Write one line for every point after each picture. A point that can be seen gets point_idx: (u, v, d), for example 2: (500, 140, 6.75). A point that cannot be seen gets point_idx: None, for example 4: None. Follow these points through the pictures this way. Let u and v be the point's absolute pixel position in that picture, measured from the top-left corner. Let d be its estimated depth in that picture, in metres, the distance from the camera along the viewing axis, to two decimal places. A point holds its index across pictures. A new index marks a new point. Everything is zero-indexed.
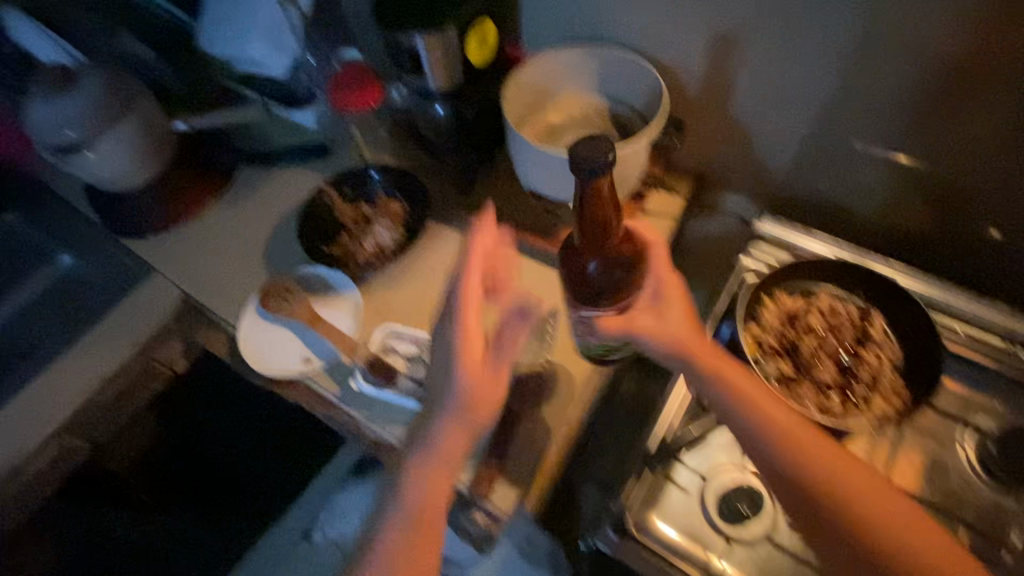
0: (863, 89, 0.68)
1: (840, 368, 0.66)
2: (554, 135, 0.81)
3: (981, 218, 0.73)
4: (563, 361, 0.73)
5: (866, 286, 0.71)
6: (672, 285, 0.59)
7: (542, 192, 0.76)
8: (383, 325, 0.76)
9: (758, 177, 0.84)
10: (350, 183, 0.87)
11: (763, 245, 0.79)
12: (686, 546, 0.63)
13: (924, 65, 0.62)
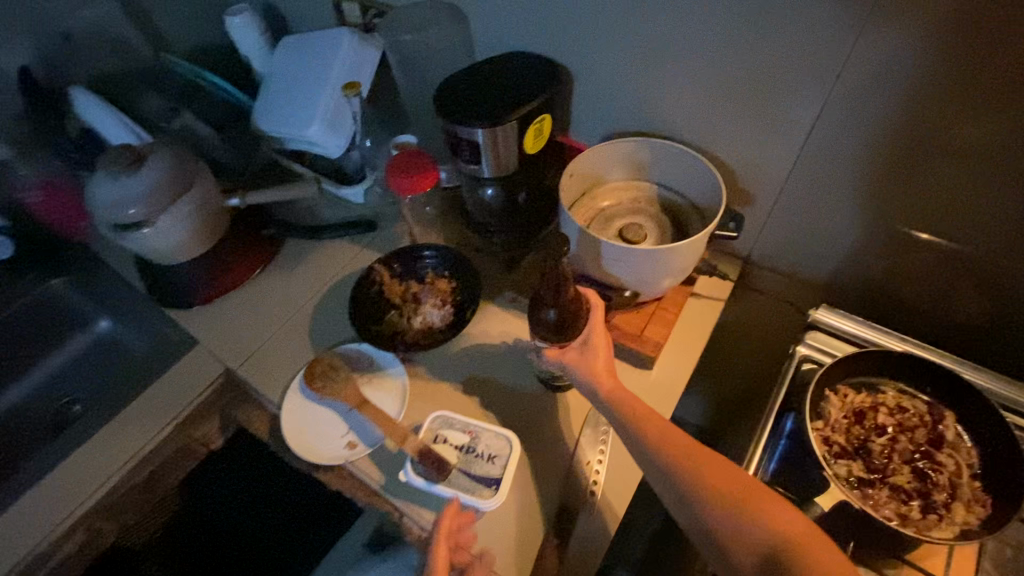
0: (888, 176, 0.69)
1: (916, 471, 0.63)
2: (604, 221, 0.83)
3: None
4: (618, 454, 0.71)
5: (932, 382, 0.69)
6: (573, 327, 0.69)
7: (595, 276, 0.76)
8: (433, 412, 0.74)
9: (805, 262, 0.85)
10: (399, 259, 0.87)
11: (819, 334, 0.78)
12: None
13: (952, 137, 0.62)
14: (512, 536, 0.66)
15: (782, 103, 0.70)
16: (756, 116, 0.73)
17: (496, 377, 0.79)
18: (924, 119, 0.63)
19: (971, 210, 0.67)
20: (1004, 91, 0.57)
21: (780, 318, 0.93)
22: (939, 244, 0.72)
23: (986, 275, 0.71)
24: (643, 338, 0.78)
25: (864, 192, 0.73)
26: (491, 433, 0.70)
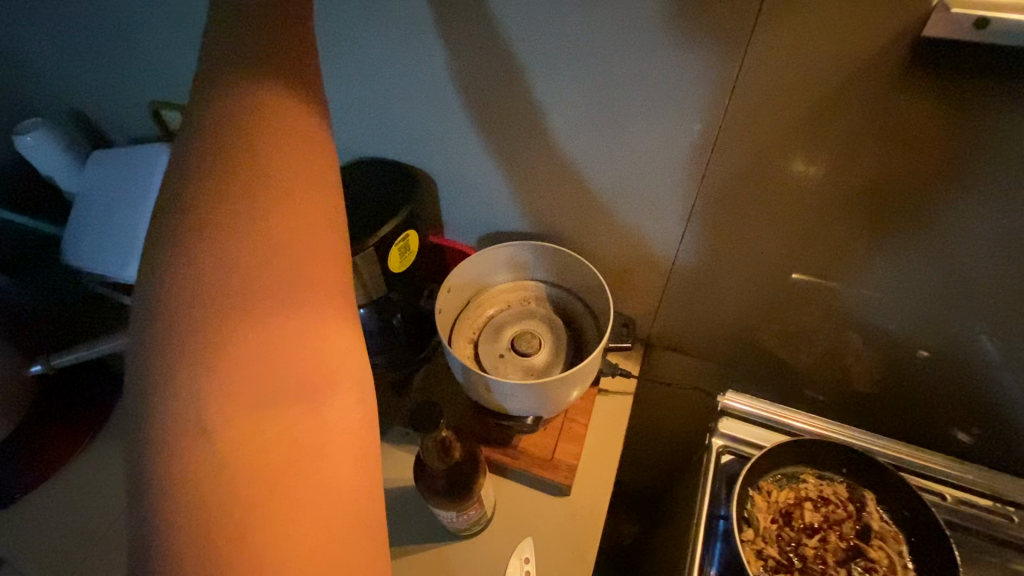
0: (757, 213, 0.65)
1: (850, 574, 0.60)
2: (494, 330, 0.74)
3: (922, 357, 0.72)
4: None
5: (846, 462, 0.67)
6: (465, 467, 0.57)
7: (490, 404, 0.67)
8: None
9: (704, 337, 0.82)
10: None
11: (733, 421, 0.74)
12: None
13: (835, 189, 0.59)
14: None
15: (628, 173, 0.66)
16: (626, 168, 0.66)
17: (394, 540, 0.67)
18: (753, 174, 0.61)
19: (820, 248, 0.66)
20: (875, 124, 0.53)
21: (692, 392, 0.90)
22: (806, 287, 0.71)
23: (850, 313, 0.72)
24: (554, 460, 0.70)
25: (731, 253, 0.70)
26: None
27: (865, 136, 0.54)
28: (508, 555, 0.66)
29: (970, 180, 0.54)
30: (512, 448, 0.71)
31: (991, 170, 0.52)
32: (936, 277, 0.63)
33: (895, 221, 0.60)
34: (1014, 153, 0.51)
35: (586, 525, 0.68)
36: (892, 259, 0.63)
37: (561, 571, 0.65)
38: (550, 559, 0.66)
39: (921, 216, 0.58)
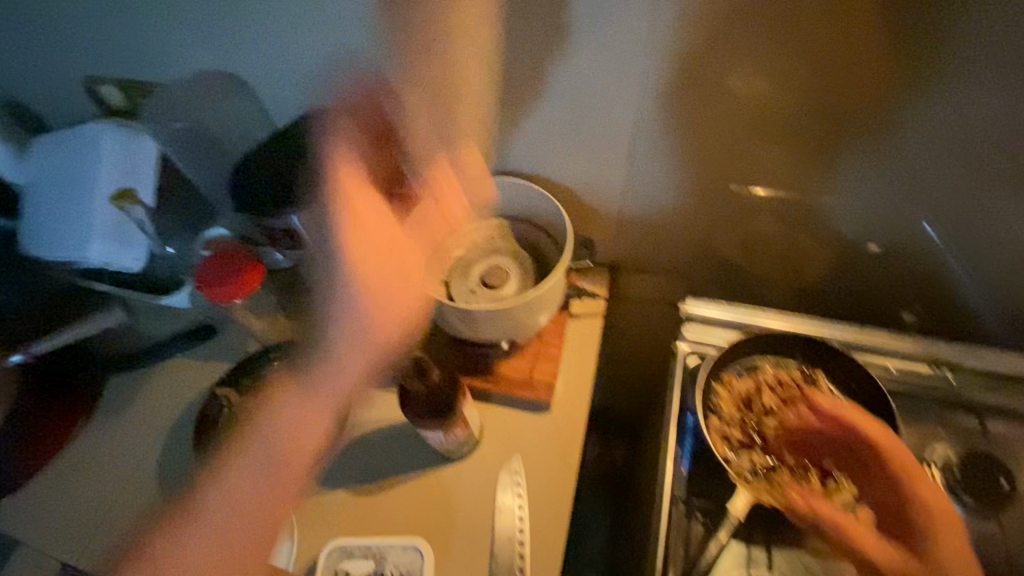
0: (720, 128, 0.68)
1: (807, 444, 0.66)
2: (463, 270, 0.77)
3: (869, 246, 0.78)
4: (535, 515, 0.68)
5: (798, 347, 0.72)
6: (444, 386, 0.61)
7: (466, 336, 0.70)
8: (329, 542, 0.65)
9: (665, 255, 0.86)
10: (246, 372, 0.76)
11: (695, 326, 0.78)
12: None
13: (785, 91, 0.63)
14: None
15: (589, 99, 0.67)
16: (592, 98, 0.67)
17: (392, 470, 0.72)
18: (709, 83, 0.63)
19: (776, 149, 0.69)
20: (824, 20, 0.56)
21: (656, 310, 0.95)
22: (758, 193, 0.75)
23: (801, 209, 0.77)
24: (532, 382, 0.75)
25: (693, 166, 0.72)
26: (397, 547, 0.63)
27: (807, 21, 0.56)
28: (499, 470, 0.71)
29: (912, 64, 0.58)
30: (492, 375, 0.75)
31: (930, 50, 0.56)
32: (883, 166, 0.68)
33: (845, 117, 0.64)
34: (951, 36, 0.55)
35: (568, 434, 0.73)
36: (844, 155, 0.68)
37: (549, 476, 0.71)
38: (538, 467, 0.71)
39: (870, 107, 0.62)
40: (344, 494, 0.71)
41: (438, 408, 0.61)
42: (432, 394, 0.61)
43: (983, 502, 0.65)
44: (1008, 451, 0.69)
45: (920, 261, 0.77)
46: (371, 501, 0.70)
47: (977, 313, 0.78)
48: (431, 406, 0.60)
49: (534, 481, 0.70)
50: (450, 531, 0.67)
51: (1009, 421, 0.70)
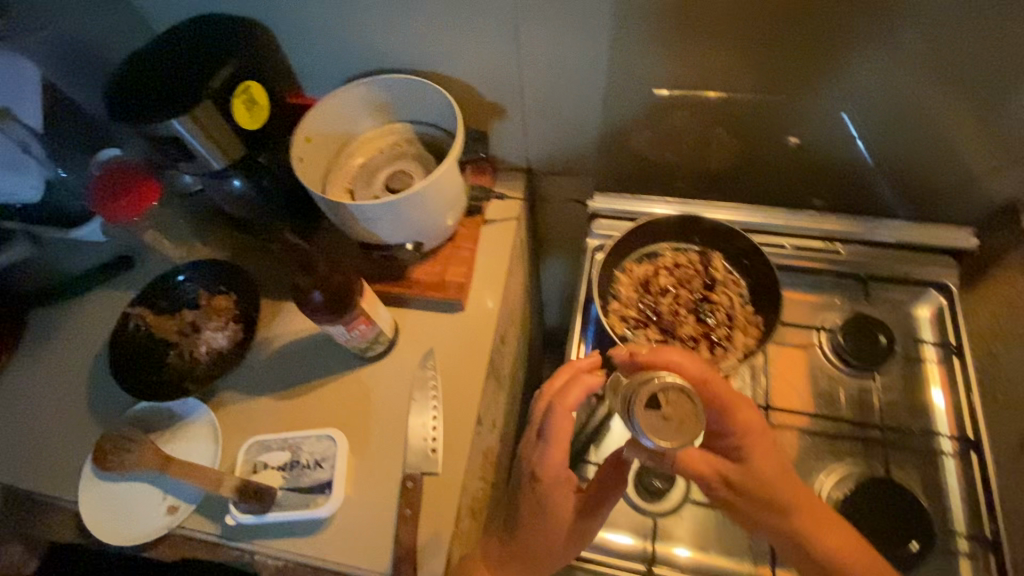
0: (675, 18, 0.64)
1: (699, 318, 0.69)
2: (367, 177, 0.76)
3: (782, 131, 0.78)
4: (449, 406, 0.71)
5: (698, 232, 0.75)
6: (352, 286, 0.62)
7: (370, 240, 0.71)
8: (249, 439, 0.68)
9: (580, 156, 0.85)
10: (162, 294, 0.77)
11: (602, 221, 0.80)
12: (615, 551, 0.65)
13: None
14: (368, 528, 0.64)
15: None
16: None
17: (312, 376, 0.74)
18: None
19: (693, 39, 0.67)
20: None
21: (579, 215, 0.96)
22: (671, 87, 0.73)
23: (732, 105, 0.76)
24: (444, 283, 0.76)
25: (594, 60, 0.70)
26: (311, 437, 0.67)
27: None
28: (415, 368, 0.74)
29: None
30: (405, 280, 0.77)
31: None
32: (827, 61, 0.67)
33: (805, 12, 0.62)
34: None
35: (482, 332, 0.76)
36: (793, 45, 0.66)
37: (463, 370, 0.73)
38: (453, 363, 0.74)
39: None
40: (267, 400, 0.73)
41: (342, 306, 0.61)
42: (338, 294, 0.60)
43: (867, 360, 0.68)
44: (896, 315, 0.73)
45: (830, 143, 0.77)
46: (292, 404, 0.72)
47: (875, 188, 0.80)
48: (336, 305, 0.60)
49: (449, 375, 0.73)
50: (368, 424, 0.70)
51: (899, 288, 0.73)
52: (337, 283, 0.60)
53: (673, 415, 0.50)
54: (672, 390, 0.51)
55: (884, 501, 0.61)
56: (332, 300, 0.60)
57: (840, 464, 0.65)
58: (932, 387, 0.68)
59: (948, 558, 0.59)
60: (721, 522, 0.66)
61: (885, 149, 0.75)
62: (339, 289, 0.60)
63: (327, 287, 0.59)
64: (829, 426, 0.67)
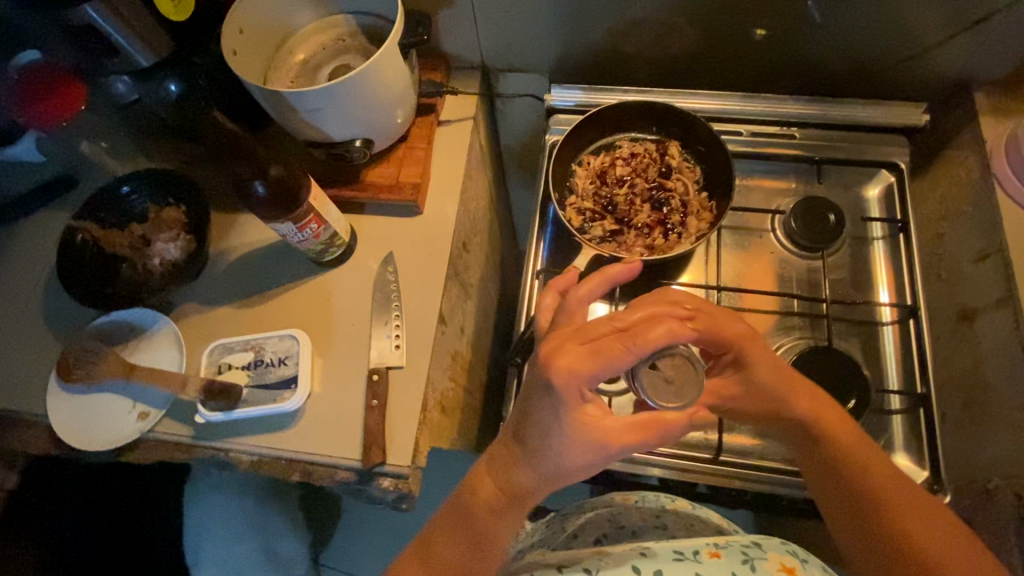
0: None
1: (653, 205, 0.70)
2: (310, 74, 0.72)
3: (747, 24, 0.74)
4: (411, 305, 0.72)
5: (654, 120, 0.73)
6: (299, 178, 0.60)
7: (318, 138, 0.68)
8: (211, 343, 0.68)
9: (535, 51, 0.82)
10: (108, 208, 0.74)
11: (558, 116, 0.78)
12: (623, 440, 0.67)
13: None
14: (336, 419, 0.66)
15: None
16: None
17: (272, 283, 0.74)
18: None
19: None
20: None
21: (539, 118, 0.93)
22: None
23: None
24: (400, 184, 0.75)
25: None
26: (273, 338, 0.67)
27: None
28: (375, 270, 0.74)
29: None
30: (359, 182, 0.75)
31: None
32: None
33: None
34: None
35: (441, 233, 0.76)
36: None
37: (424, 270, 0.74)
38: (413, 264, 0.74)
39: None
40: (228, 309, 0.73)
41: (291, 200, 0.59)
42: (284, 185, 0.58)
43: (818, 240, 0.70)
44: (848, 197, 0.74)
45: (792, 30, 0.74)
46: (253, 312, 0.72)
47: (834, 73, 0.79)
48: (284, 199, 0.59)
49: (409, 276, 0.73)
50: (330, 326, 0.71)
51: (851, 169, 0.74)
52: (282, 174, 0.58)
53: (681, 380, 0.58)
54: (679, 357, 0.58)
55: (827, 367, 0.64)
56: (280, 194, 0.58)
57: (787, 337, 0.68)
58: (876, 261, 0.70)
59: (884, 417, 0.64)
60: None
61: (845, 30, 0.73)
62: (287, 182, 0.58)
63: (275, 180, 0.58)
64: (779, 305, 0.70)
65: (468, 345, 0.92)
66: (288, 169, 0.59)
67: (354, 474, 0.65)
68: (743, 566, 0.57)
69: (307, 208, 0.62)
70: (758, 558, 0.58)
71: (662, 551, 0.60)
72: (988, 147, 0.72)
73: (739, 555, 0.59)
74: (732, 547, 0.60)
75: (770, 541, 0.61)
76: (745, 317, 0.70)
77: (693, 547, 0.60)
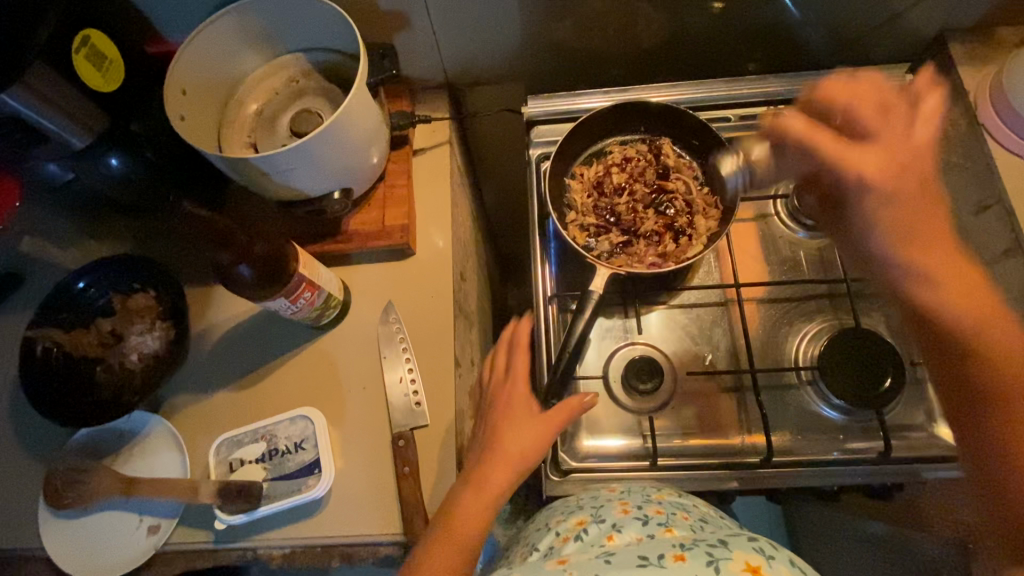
0: None
1: (657, 210, 0.67)
2: (268, 125, 0.66)
3: (714, 5, 0.71)
4: (423, 355, 0.67)
5: (642, 119, 0.70)
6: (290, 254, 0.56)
7: (294, 196, 0.63)
8: (216, 439, 0.64)
9: (502, 62, 0.77)
10: (66, 307, 0.66)
11: (540, 128, 0.74)
12: (617, 460, 0.63)
13: None
14: (367, 495, 0.61)
15: None
16: None
17: (267, 358, 0.68)
18: None
19: None
20: None
21: (514, 128, 0.89)
22: None
23: None
24: (387, 229, 0.70)
25: None
26: (286, 422, 0.63)
27: None
28: (377, 324, 0.69)
29: None
30: (344, 234, 0.70)
31: None
32: None
33: None
34: None
35: (439, 272, 0.71)
36: None
37: (428, 315, 0.69)
38: (415, 310, 0.69)
39: None
40: (223, 394, 0.67)
41: (280, 276, 0.55)
42: (270, 261, 0.54)
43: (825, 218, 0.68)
44: None
45: (764, 6, 0.72)
46: (251, 394, 0.66)
47: (809, 43, 0.77)
48: (272, 277, 0.54)
49: (414, 324, 0.69)
50: (341, 394, 0.66)
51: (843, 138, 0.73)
52: (264, 250, 0.54)
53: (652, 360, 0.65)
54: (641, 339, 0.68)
55: (859, 348, 0.63)
56: (267, 272, 0.54)
57: (811, 323, 0.67)
58: None
59: (919, 386, 0.64)
60: (712, 406, 0.65)
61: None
62: (273, 258, 0.54)
63: (257, 256, 0.53)
64: (797, 290, 0.69)
65: (480, 376, 0.88)
66: (273, 244, 0.55)
67: (397, 548, 0.60)
68: (709, 569, 0.45)
69: (299, 279, 0.57)
70: (724, 558, 0.46)
71: (624, 557, 0.48)
72: (970, 97, 0.71)
73: (704, 557, 0.47)
74: (696, 548, 0.48)
75: (736, 539, 0.50)
76: (767, 308, 0.68)
77: (657, 551, 0.48)
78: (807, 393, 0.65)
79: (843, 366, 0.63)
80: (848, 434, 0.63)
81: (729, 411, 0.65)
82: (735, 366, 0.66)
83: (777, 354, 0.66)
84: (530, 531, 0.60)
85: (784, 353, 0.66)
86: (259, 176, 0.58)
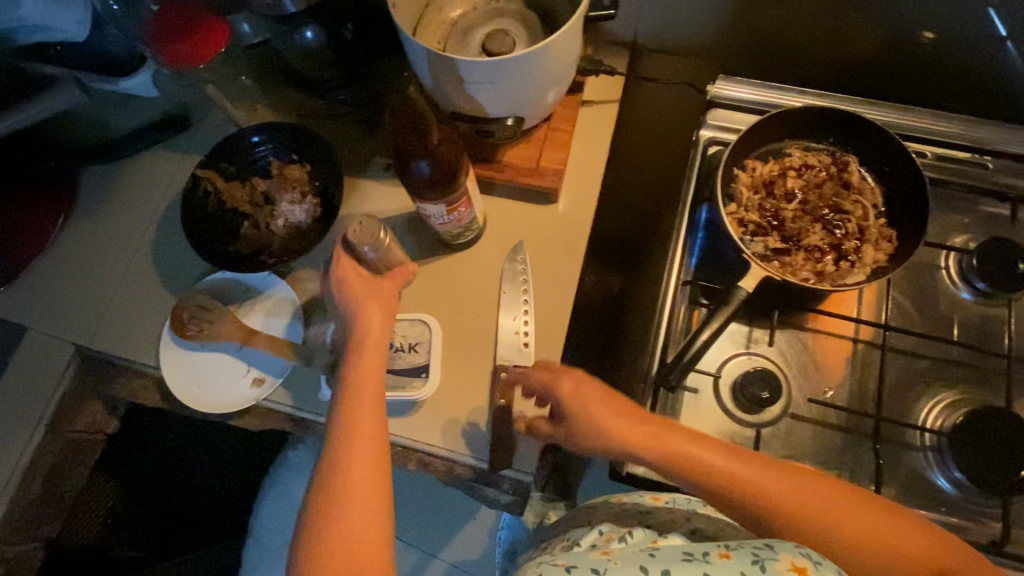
0: None
1: (825, 228, 0.63)
2: (461, 37, 0.66)
3: (950, 31, 0.66)
4: (541, 301, 0.67)
5: (835, 131, 0.66)
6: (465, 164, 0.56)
7: (472, 112, 0.63)
8: (335, 320, 0.67)
9: (696, 36, 0.74)
10: (230, 159, 0.70)
11: (720, 111, 0.70)
12: None
13: None
14: (459, 416, 0.63)
15: None
16: None
17: None
18: None
19: None
20: None
21: (678, 107, 0.85)
22: None
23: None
24: (540, 169, 0.69)
25: None
26: (404, 322, 0.66)
27: None
28: (505, 258, 0.69)
29: None
30: (497, 164, 0.70)
31: None
32: None
33: None
34: None
35: (576, 226, 0.70)
36: None
37: (557, 263, 0.69)
38: (544, 256, 0.69)
39: None
40: None
41: (452, 183, 0.55)
42: (448, 167, 0.55)
43: (1001, 286, 0.63)
44: None
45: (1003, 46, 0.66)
46: None
47: None
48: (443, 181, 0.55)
49: (541, 268, 0.69)
50: (455, 313, 0.67)
51: None
52: (448, 156, 0.55)
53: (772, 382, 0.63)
54: (758, 356, 0.65)
55: (1001, 430, 0.58)
56: (441, 177, 0.55)
57: (949, 390, 0.63)
58: None
59: None
60: (820, 440, 0.62)
61: None
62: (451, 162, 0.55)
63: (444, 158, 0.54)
64: (946, 353, 0.64)
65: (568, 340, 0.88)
66: (455, 153, 0.56)
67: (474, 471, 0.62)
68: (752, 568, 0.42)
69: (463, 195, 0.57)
70: (769, 558, 0.43)
71: (668, 552, 0.46)
72: None
73: (749, 555, 0.43)
74: (742, 546, 0.45)
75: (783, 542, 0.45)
76: (908, 361, 0.64)
77: (702, 547, 0.46)
78: (923, 458, 0.61)
79: (976, 442, 0.58)
80: (959, 513, 0.59)
81: (839, 450, 0.62)
82: (858, 407, 0.63)
83: (903, 408, 0.63)
84: (576, 526, 0.59)
85: (910, 409, 0.62)
86: (451, 80, 0.58)
